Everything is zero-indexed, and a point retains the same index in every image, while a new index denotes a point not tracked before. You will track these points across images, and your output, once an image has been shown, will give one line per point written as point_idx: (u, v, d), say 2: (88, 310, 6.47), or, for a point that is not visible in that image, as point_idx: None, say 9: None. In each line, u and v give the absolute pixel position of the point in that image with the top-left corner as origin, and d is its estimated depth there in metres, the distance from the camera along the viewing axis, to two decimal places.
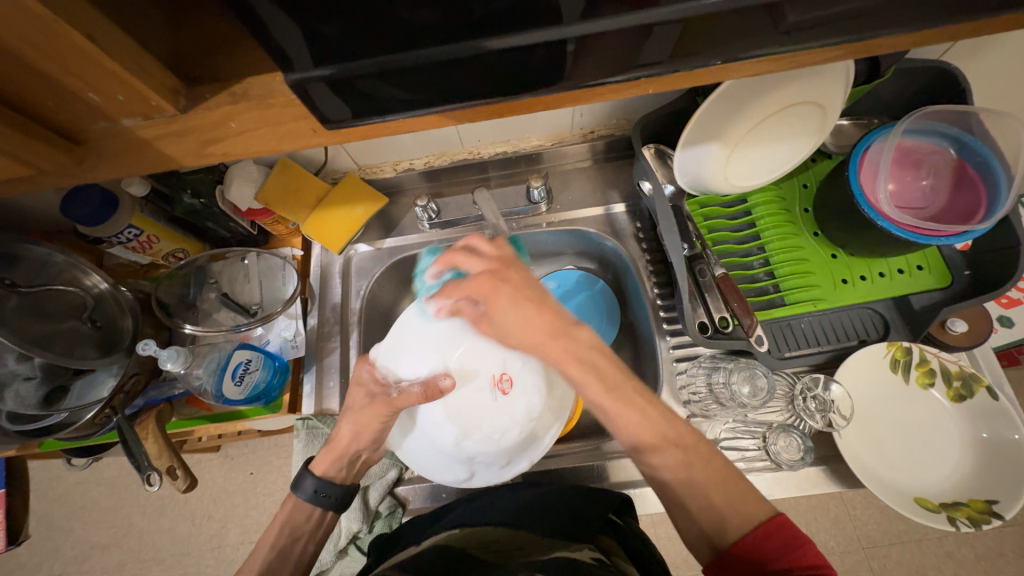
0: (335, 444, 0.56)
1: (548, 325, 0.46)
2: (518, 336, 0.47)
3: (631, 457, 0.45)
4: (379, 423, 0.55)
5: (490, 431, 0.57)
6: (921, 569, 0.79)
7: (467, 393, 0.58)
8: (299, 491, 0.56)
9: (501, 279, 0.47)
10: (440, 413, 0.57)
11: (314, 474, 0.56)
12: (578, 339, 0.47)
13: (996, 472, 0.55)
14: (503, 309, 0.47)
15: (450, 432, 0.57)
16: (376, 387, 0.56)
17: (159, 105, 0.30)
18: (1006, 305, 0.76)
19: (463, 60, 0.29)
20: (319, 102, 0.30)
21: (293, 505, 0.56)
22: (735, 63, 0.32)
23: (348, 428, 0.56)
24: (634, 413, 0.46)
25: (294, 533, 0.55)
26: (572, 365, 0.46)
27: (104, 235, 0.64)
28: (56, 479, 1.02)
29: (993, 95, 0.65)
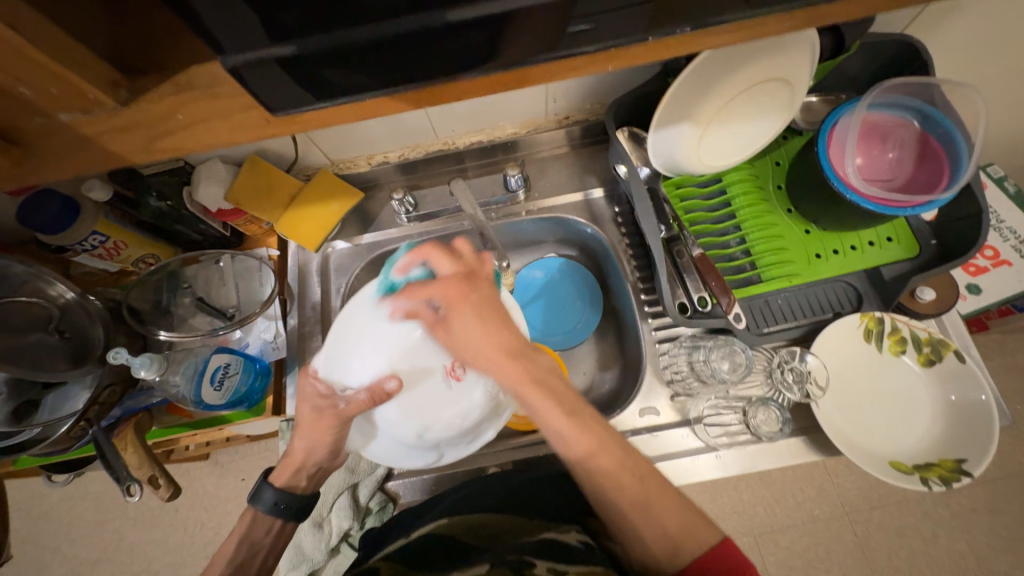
0: (293, 457, 0.56)
1: (506, 344, 0.50)
2: (473, 345, 0.50)
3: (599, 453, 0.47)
4: (331, 436, 0.54)
5: (453, 418, 0.55)
6: (902, 531, 0.83)
7: (423, 385, 0.55)
8: (257, 504, 0.55)
9: (466, 293, 0.51)
10: (395, 413, 0.54)
11: (273, 486, 0.55)
12: (533, 361, 0.50)
13: (966, 432, 0.57)
14: (466, 318, 0.50)
15: (411, 427, 0.54)
16: (322, 401, 0.54)
17: (98, 100, 0.29)
18: (973, 272, 0.78)
19: (423, 35, 0.28)
20: (275, 87, 0.29)
21: (251, 519, 0.55)
22: (701, 30, 0.31)
23: (301, 443, 0.55)
24: (590, 433, 0.47)
25: (253, 546, 0.55)
26: (527, 388, 0.49)
27: (67, 243, 0.61)
28: (39, 498, 1.00)
29: (956, 65, 0.67)
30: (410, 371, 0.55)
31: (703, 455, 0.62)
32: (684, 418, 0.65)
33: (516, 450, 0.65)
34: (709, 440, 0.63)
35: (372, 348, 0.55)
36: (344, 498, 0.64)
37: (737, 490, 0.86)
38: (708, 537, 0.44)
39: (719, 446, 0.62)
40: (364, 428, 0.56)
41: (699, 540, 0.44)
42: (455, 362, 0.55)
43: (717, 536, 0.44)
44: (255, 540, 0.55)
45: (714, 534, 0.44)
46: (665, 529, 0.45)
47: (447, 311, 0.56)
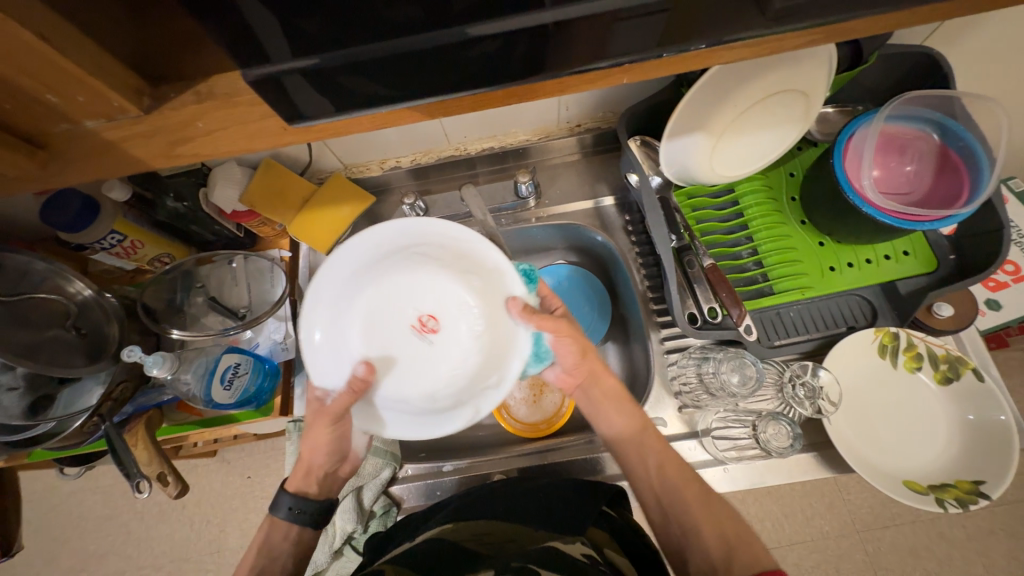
0: (303, 461, 0.57)
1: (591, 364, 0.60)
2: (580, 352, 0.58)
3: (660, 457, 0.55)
4: (329, 436, 0.56)
5: (449, 370, 0.59)
6: (915, 551, 0.80)
7: (406, 356, 0.59)
8: (276, 512, 0.57)
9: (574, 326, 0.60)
10: (395, 386, 0.58)
11: (288, 492, 0.57)
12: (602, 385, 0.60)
13: (983, 453, 0.55)
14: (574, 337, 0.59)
15: (416, 394, 0.58)
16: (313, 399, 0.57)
17: (121, 107, 0.29)
18: (992, 288, 0.77)
19: (440, 47, 0.28)
20: (295, 96, 0.29)
21: (269, 527, 0.57)
22: (719, 45, 0.31)
23: (307, 446, 0.57)
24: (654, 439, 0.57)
25: (271, 552, 0.56)
26: (601, 376, 0.60)
27: (86, 242, 0.63)
28: (51, 490, 1.02)
29: (977, 77, 0.66)
30: (385, 349, 0.59)
31: (711, 468, 0.62)
32: (691, 429, 0.65)
33: (521, 458, 0.65)
34: (717, 453, 0.62)
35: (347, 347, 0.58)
36: (347, 500, 0.63)
37: (745, 504, 0.84)
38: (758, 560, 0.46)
39: (727, 460, 0.61)
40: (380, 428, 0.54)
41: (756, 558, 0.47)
42: (428, 320, 0.61)
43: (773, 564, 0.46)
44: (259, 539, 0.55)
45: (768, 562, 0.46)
46: (721, 525, 0.50)
47: (397, 275, 0.61)
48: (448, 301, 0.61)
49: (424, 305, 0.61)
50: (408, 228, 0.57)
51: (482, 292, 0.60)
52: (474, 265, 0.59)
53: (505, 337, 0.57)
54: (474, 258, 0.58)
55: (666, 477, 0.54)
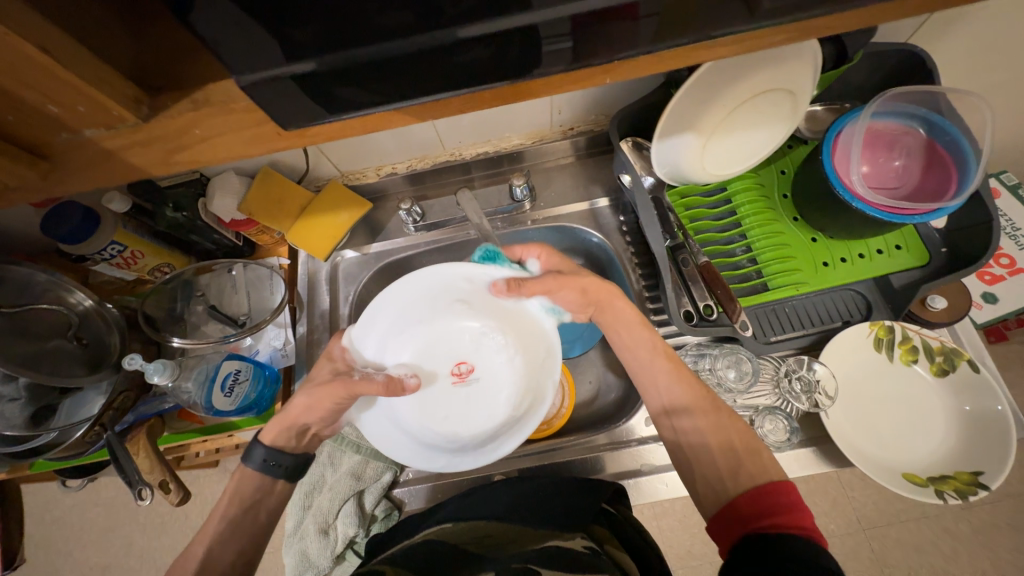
0: (287, 413, 0.57)
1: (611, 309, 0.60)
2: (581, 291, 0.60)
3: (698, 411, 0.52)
4: (332, 403, 0.56)
5: (501, 392, 0.62)
6: (922, 548, 0.80)
7: (462, 408, 0.61)
8: (248, 461, 0.57)
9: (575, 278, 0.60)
10: (467, 430, 0.60)
11: (262, 444, 0.57)
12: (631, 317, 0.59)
13: (981, 444, 0.56)
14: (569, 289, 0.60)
15: (484, 424, 0.60)
16: (341, 367, 0.59)
17: (120, 115, 0.30)
18: (988, 282, 0.77)
19: (431, 51, 0.29)
20: (289, 101, 0.30)
21: (240, 477, 0.56)
22: (705, 42, 0.32)
23: (300, 401, 0.57)
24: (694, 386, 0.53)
25: (245, 503, 0.55)
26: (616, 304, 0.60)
27: (87, 252, 0.64)
28: (54, 502, 1.02)
29: (964, 73, 0.67)
30: (441, 413, 0.61)
31: None
32: None
33: (522, 459, 0.65)
34: None
35: (418, 431, 0.60)
36: (349, 504, 0.64)
37: None
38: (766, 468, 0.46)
39: None
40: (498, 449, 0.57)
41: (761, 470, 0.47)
42: (464, 364, 0.63)
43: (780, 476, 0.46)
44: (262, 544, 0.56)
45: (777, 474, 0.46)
46: (732, 444, 0.49)
47: (412, 344, 0.64)
48: (462, 344, 0.64)
49: (450, 356, 0.64)
50: (387, 303, 0.62)
51: (484, 312, 0.64)
52: (464, 295, 0.64)
53: (521, 319, 0.63)
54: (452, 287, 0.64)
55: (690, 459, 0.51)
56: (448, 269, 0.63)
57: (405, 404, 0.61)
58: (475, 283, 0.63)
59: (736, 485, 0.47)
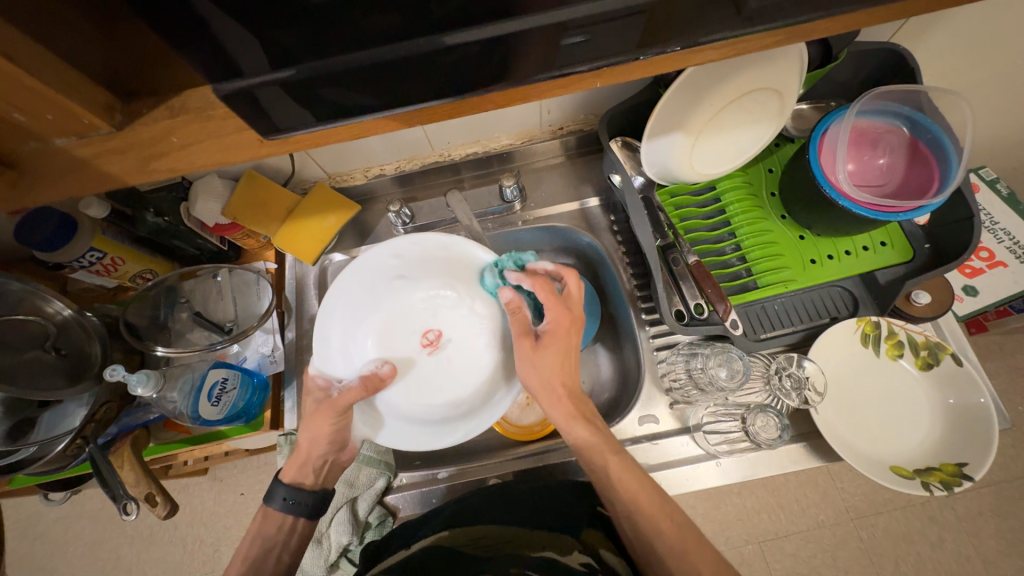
0: (300, 450, 0.57)
1: (569, 386, 0.56)
2: (548, 376, 0.56)
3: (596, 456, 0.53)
4: (330, 427, 0.57)
5: (471, 333, 0.65)
6: (908, 536, 0.82)
7: (450, 365, 0.64)
8: (271, 502, 0.57)
9: (567, 337, 0.56)
10: (464, 381, 0.64)
11: (283, 483, 0.57)
12: (583, 405, 0.56)
13: (964, 435, 0.57)
14: (548, 353, 0.56)
15: (471, 368, 0.64)
16: (320, 393, 0.60)
17: (92, 123, 0.29)
18: (969, 275, 0.79)
19: (419, 57, 0.29)
20: (274, 109, 0.30)
21: (263, 517, 0.57)
22: (694, 48, 0.32)
23: (305, 435, 0.57)
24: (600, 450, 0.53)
25: (267, 544, 0.55)
26: (574, 425, 0.55)
27: (64, 260, 0.62)
28: (36, 516, 0.99)
29: (945, 71, 0.68)
30: (436, 381, 0.64)
31: (704, 463, 0.62)
32: (683, 425, 0.65)
33: (517, 461, 0.65)
34: (709, 448, 0.63)
35: (421, 413, 0.62)
36: (342, 512, 0.64)
37: (741, 497, 0.85)
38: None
39: (720, 454, 0.62)
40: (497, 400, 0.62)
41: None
42: (430, 332, 0.65)
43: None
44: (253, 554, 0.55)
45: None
46: (699, 569, 0.46)
47: (379, 340, 0.64)
48: (415, 321, 0.66)
49: (412, 333, 0.65)
50: (337, 321, 0.63)
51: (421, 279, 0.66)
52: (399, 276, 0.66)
53: (466, 266, 0.65)
54: (386, 271, 0.65)
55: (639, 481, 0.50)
56: (377, 258, 0.64)
57: (398, 398, 0.62)
58: (403, 257, 0.65)
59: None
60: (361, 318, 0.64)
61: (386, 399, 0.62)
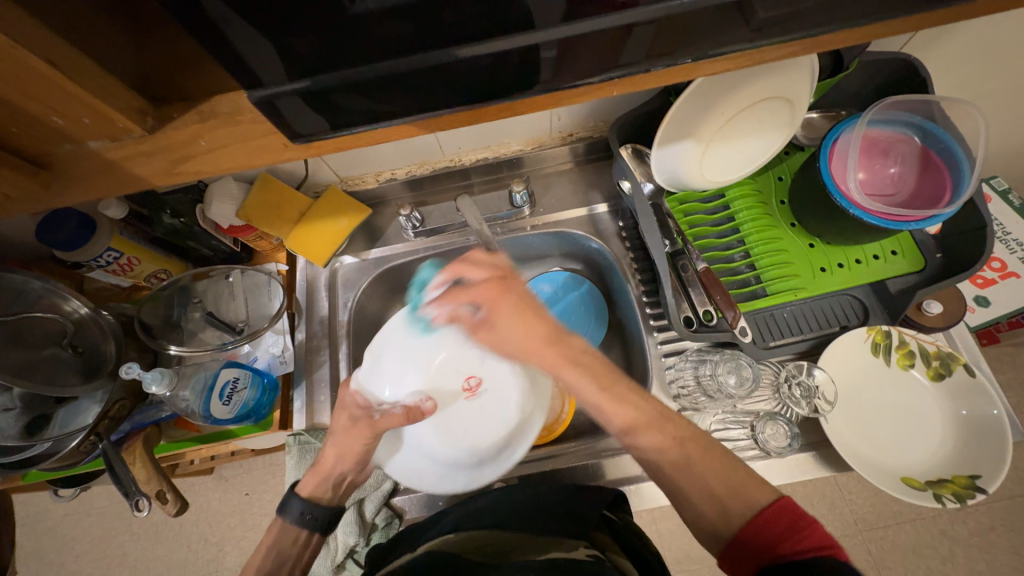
0: (323, 464, 0.57)
1: (544, 333, 0.53)
2: (516, 341, 0.53)
3: (649, 427, 0.47)
4: (361, 446, 0.57)
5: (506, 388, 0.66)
6: (918, 549, 0.81)
7: (478, 413, 0.65)
8: (285, 514, 0.57)
9: (502, 293, 0.54)
10: (486, 433, 0.64)
11: (300, 496, 0.57)
12: (569, 344, 0.52)
13: (977, 447, 0.56)
14: (505, 317, 0.53)
15: (494, 422, 0.64)
16: (358, 411, 0.59)
17: (125, 127, 0.30)
18: (981, 285, 0.78)
19: (436, 66, 0.29)
20: (295, 116, 0.30)
21: (277, 531, 0.56)
22: (705, 59, 0.32)
23: (332, 450, 0.57)
24: (633, 404, 0.48)
25: (279, 557, 0.55)
26: (565, 368, 0.51)
27: (83, 260, 0.63)
28: (45, 512, 1.00)
29: (956, 82, 0.68)
30: (460, 426, 0.65)
31: None
32: None
33: (524, 466, 0.65)
34: None
35: (443, 453, 0.63)
36: (350, 513, 0.64)
37: None
38: (752, 504, 0.41)
39: None
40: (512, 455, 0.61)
41: (750, 503, 0.42)
42: (472, 378, 0.67)
43: (774, 495, 0.42)
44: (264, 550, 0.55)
45: (770, 493, 0.42)
46: (711, 489, 0.43)
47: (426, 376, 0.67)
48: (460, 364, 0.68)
49: (455, 375, 0.68)
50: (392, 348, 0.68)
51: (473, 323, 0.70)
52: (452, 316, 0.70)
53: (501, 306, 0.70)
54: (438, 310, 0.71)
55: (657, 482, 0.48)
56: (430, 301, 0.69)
57: (426, 433, 0.63)
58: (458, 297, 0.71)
59: (729, 526, 0.41)
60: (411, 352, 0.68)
61: (415, 430, 0.63)
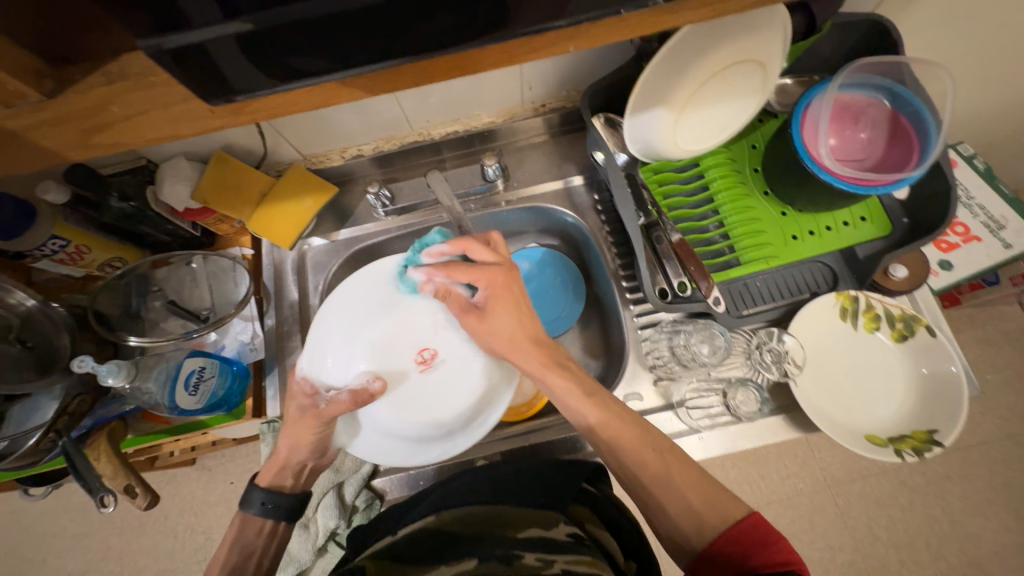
0: (278, 455, 0.57)
1: (532, 333, 0.56)
2: (506, 335, 0.56)
3: (616, 426, 0.50)
4: (313, 435, 0.57)
5: (463, 357, 0.65)
6: (880, 500, 0.85)
7: (435, 386, 0.64)
8: (247, 508, 0.56)
9: (507, 283, 0.56)
10: (449, 407, 0.63)
11: (261, 487, 0.56)
12: (554, 350, 0.56)
13: (935, 404, 0.59)
14: (499, 307, 0.56)
15: (454, 397, 0.63)
16: (306, 399, 0.59)
17: (18, 90, 0.27)
18: (945, 250, 0.80)
19: (382, 11, 0.26)
20: (227, 68, 0.27)
21: (241, 523, 0.56)
22: (671, 6, 0.30)
23: (285, 442, 0.57)
24: (608, 408, 0.51)
25: (246, 549, 0.55)
26: (552, 376, 0.53)
27: (24, 249, 0.59)
28: (20, 511, 0.97)
29: (927, 44, 0.68)
30: (418, 399, 0.64)
31: (687, 438, 0.63)
32: (667, 402, 0.66)
33: (503, 441, 0.65)
34: (692, 423, 0.64)
35: (404, 429, 0.62)
36: (330, 497, 0.64)
37: (724, 470, 0.88)
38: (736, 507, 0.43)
39: (702, 428, 0.63)
40: (486, 420, 0.61)
41: (722, 516, 0.43)
42: (426, 350, 0.66)
43: (747, 509, 0.43)
44: (226, 547, 0.55)
45: (743, 507, 0.43)
46: (693, 508, 0.44)
47: (393, 330, 0.67)
48: (425, 329, 0.67)
49: (407, 350, 0.66)
50: (332, 326, 0.65)
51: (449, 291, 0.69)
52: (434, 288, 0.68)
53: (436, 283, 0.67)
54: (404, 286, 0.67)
55: (635, 454, 0.48)
56: (375, 273, 0.67)
57: (386, 413, 0.62)
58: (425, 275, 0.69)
59: (703, 538, 0.43)
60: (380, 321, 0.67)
61: (371, 412, 0.62)
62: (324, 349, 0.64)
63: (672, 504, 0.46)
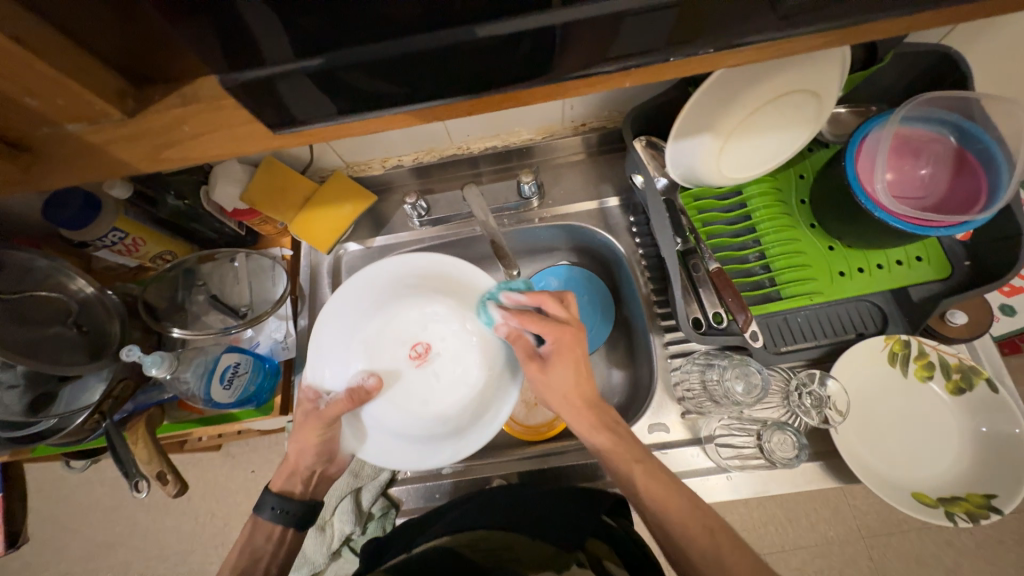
0: (288, 460, 0.60)
1: (588, 394, 0.56)
2: (563, 391, 0.56)
3: (666, 505, 0.48)
4: (318, 437, 0.59)
5: (458, 352, 0.66)
6: (921, 559, 0.79)
7: (433, 381, 0.65)
8: (260, 512, 0.58)
9: (575, 343, 0.56)
10: (452, 402, 0.64)
11: (272, 492, 0.58)
12: (606, 412, 0.55)
13: (995, 466, 0.54)
14: (562, 364, 0.56)
15: (455, 394, 0.64)
16: (309, 405, 0.61)
17: (103, 109, 0.30)
18: (1008, 294, 0.74)
19: (442, 51, 0.27)
20: (293, 97, 0.28)
21: (253, 526, 0.58)
22: (728, 49, 0.30)
23: (294, 446, 0.59)
24: (663, 483, 0.50)
25: (255, 554, 0.56)
26: (605, 441, 0.53)
27: (89, 239, 0.63)
28: (59, 480, 1.03)
29: (999, 78, 0.64)
30: (420, 396, 0.64)
31: (715, 476, 0.61)
32: (694, 436, 0.63)
33: (520, 462, 0.64)
34: (720, 461, 0.61)
35: (405, 428, 0.62)
36: (348, 502, 0.65)
37: (748, 508, 0.84)
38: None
39: (730, 468, 0.60)
40: (495, 418, 0.60)
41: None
42: (419, 344, 0.66)
43: None
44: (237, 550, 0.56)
45: None
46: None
47: (389, 327, 0.67)
48: (418, 327, 0.67)
49: (401, 346, 0.66)
50: (333, 328, 0.64)
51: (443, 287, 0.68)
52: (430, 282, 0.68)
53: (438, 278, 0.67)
54: (399, 281, 0.67)
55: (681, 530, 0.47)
56: (378, 269, 0.65)
57: (387, 413, 0.62)
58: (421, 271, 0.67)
59: None
60: (378, 319, 0.67)
61: (372, 412, 0.62)
62: (327, 350, 0.64)
63: (704, 565, 0.45)
